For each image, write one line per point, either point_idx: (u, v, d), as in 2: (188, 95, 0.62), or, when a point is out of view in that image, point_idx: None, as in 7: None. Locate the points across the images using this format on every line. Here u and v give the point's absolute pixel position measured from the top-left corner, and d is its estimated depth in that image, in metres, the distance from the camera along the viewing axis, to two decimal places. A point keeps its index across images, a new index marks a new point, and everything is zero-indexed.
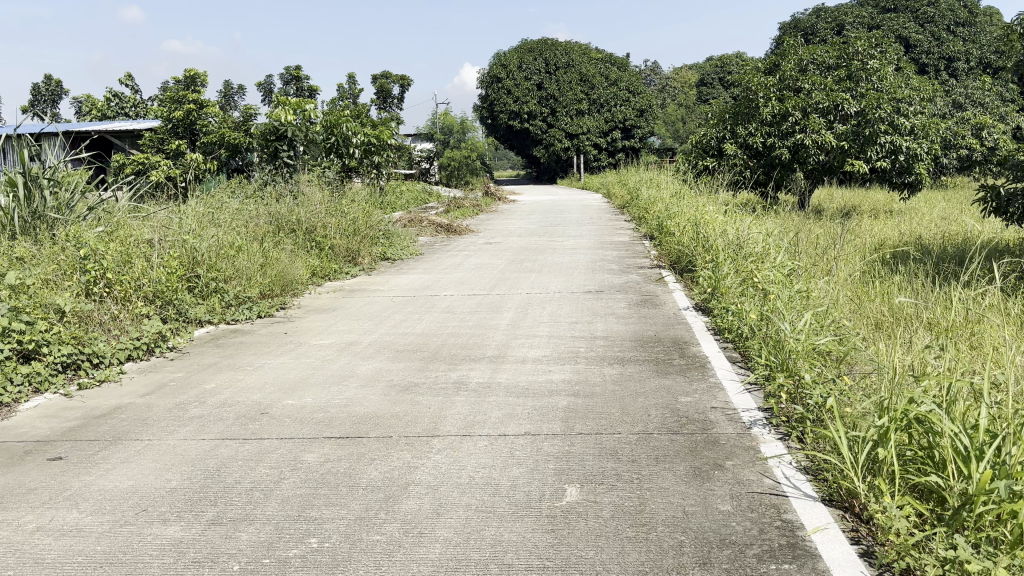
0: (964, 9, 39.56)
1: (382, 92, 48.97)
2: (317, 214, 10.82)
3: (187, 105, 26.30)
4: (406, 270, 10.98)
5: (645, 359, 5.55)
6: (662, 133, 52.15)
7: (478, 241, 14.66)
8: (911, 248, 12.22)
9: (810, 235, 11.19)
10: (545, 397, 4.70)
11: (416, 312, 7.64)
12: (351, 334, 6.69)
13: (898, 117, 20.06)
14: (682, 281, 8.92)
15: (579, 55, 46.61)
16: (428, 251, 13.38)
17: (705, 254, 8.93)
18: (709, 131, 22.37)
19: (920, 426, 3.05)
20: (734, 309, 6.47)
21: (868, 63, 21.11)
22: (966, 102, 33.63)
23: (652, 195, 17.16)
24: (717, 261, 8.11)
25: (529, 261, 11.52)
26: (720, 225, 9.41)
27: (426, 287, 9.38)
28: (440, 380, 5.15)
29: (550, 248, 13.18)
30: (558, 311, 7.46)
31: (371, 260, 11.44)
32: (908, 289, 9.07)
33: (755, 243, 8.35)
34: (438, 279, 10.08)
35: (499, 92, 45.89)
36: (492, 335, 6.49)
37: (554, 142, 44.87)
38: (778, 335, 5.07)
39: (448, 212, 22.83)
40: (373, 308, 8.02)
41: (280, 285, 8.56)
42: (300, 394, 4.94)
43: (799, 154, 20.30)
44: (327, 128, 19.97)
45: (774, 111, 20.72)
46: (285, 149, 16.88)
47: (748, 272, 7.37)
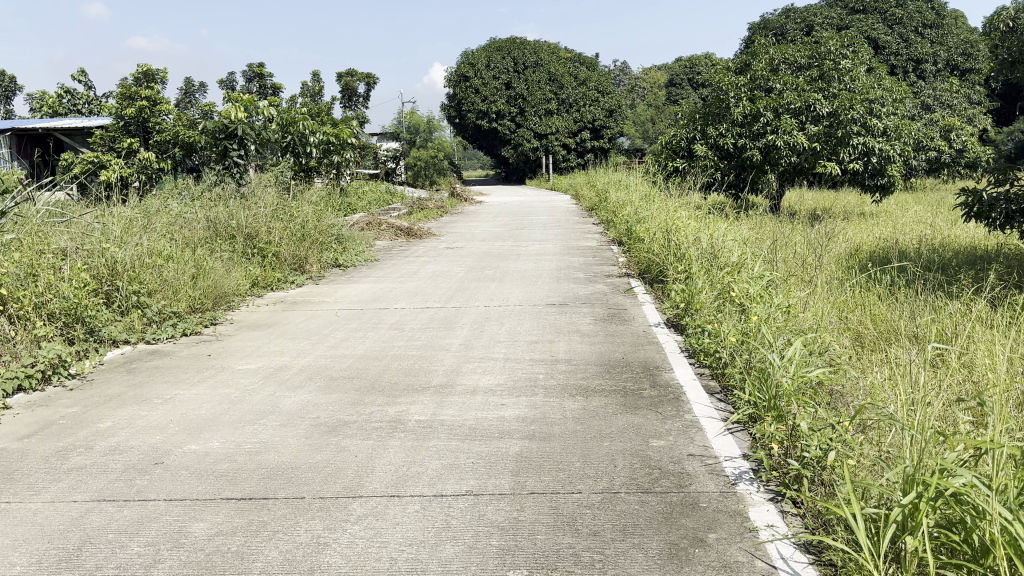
0: (931, 10, 39.49)
1: (348, 90, 48.02)
2: (261, 218, 10.03)
3: (140, 102, 25.26)
4: (357, 279, 10.23)
5: (612, 388, 4.87)
6: (631, 134, 51.72)
7: (439, 246, 13.94)
8: (889, 255, 11.68)
9: (784, 241, 10.63)
10: (494, 441, 4.01)
11: (362, 329, 6.91)
12: (283, 357, 5.95)
13: (871, 118, 19.67)
14: (652, 292, 8.28)
15: (547, 55, 46.01)
16: (384, 256, 12.64)
17: (676, 262, 8.31)
18: (679, 132, 21.84)
19: (958, 507, 2.44)
20: (709, 328, 5.84)
21: (840, 63, 20.69)
22: (935, 104, 33.53)
23: (621, 198, 16.57)
24: (690, 271, 7.49)
25: (490, 269, 10.83)
26: (692, 231, 8.78)
27: (376, 298, 8.65)
28: (373, 419, 4.43)
29: (515, 254, 12.49)
30: (517, 328, 6.77)
31: (319, 267, 10.68)
32: (891, 303, 8.49)
33: (730, 252, 7.74)
34: (390, 289, 9.36)
35: (468, 91, 45.21)
36: (440, 358, 5.79)
37: (522, 142, 44.25)
38: (764, 364, 4.45)
39: (411, 213, 22.05)
40: (315, 324, 7.27)
41: (212, 299, 7.80)
42: (208, 438, 4.20)
43: (770, 155, 19.85)
44: (283, 127, 19.18)
45: (745, 111, 20.22)
46: (235, 148, 16.02)
47: (725, 285, 6.73)
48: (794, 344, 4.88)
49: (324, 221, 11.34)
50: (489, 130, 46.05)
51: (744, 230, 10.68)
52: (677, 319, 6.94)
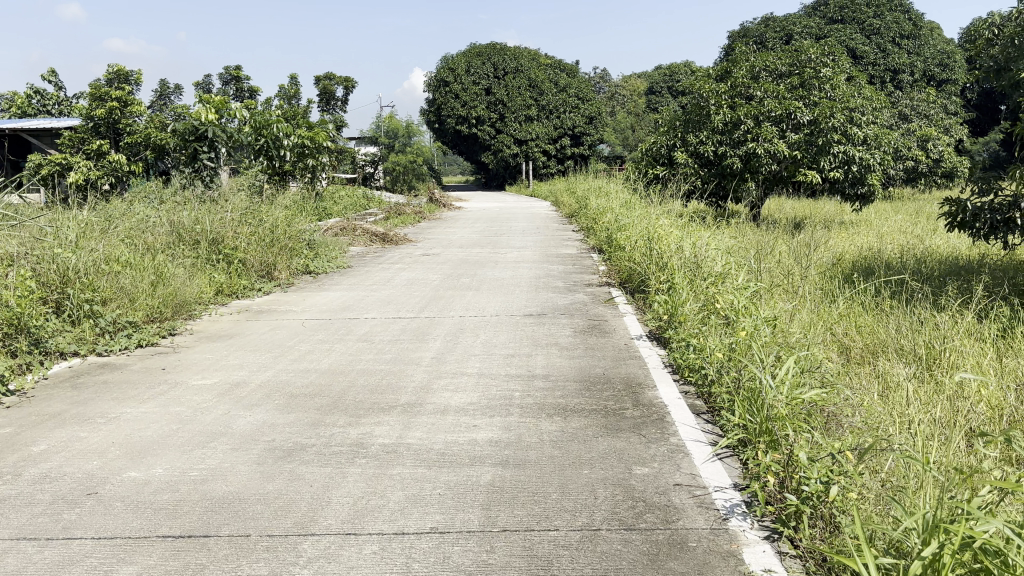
0: (909, 21, 39.65)
1: (326, 94, 47.52)
2: (227, 223, 9.64)
3: (110, 103, 24.68)
4: (328, 287, 9.87)
5: (592, 408, 4.55)
6: (611, 141, 51.54)
7: (415, 252, 13.59)
8: (872, 266, 11.48)
9: (767, 250, 10.38)
10: (463, 467, 3.68)
11: (329, 341, 6.56)
12: (243, 372, 5.59)
13: (851, 126, 19.55)
14: (634, 302, 7.99)
15: (527, 61, 45.80)
16: (357, 263, 12.26)
17: (658, 272, 8.03)
18: (659, 139, 21.65)
19: (988, 559, 2.15)
20: (694, 342, 5.54)
21: (821, 71, 20.57)
22: (913, 114, 33.59)
23: (601, 205, 16.30)
24: (672, 281, 7.21)
25: (466, 277, 10.49)
26: (674, 240, 8.51)
27: (347, 307, 8.30)
28: (333, 442, 4.09)
29: (492, 261, 12.16)
30: (493, 340, 6.44)
31: (289, 273, 10.30)
32: (877, 317, 8.27)
33: (714, 262, 7.46)
34: (361, 297, 9.00)
35: (447, 96, 44.92)
36: (410, 373, 5.45)
37: (502, 148, 43.96)
38: (754, 384, 4.16)
39: (388, 219, 21.68)
40: (279, 335, 6.89)
41: (172, 307, 7.41)
42: (150, 464, 3.84)
43: (751, 163, 19.69)
44: (256, 129, 18.76)
45: (725, 119, 20.07)
46: (205, 150, 15.51)
47: (709, 296, 6.45)
48: (785, 361, 4.59)
49: (294, 226, 10.96)
50: (469, 135, 45.73)
51: (726, 239, 10.43)
52: (660, 331, 6.65)
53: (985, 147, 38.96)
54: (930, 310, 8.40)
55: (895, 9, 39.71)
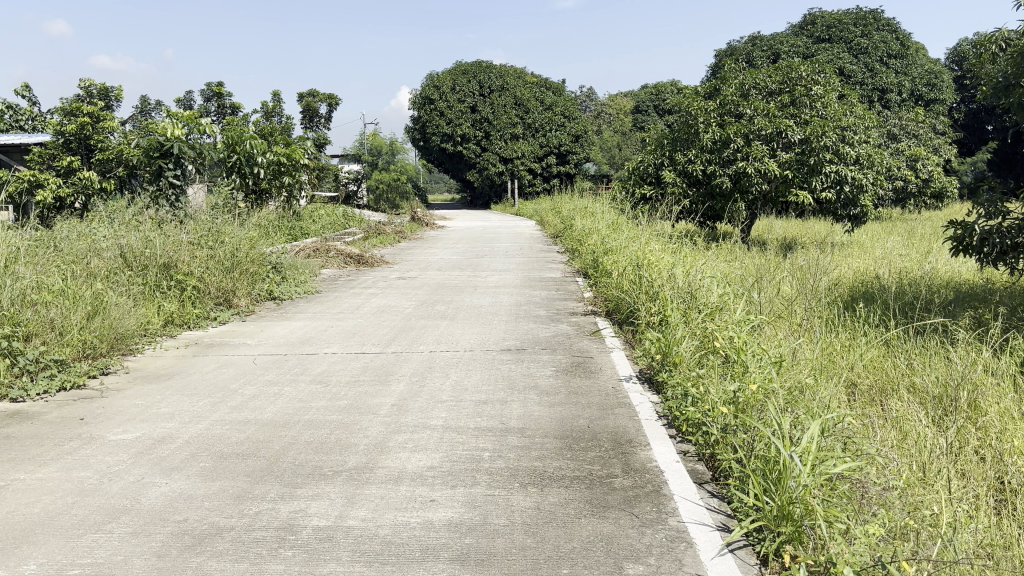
0: (896, 40, 39.46)
1: (309, 111, 46.89)
2: (180, 247, 8.89)
3: (81, 118, 23.91)
4: (291, 315, 9.10)
5: (575, 475, 3.83)
6: (597, 159, 51.04)
7: (391, 275, 12.86)
8: (872, 294, 10.85)
9: (761, 276, 9.72)
10: (413, 565, 2.95)
11: (279, 383, 5.82)
12: (173, 424, 4.82)
13: (843, 145, 19.03)
14: (621, 335, 7.31)
15: (513, 79, 45.33)
16: (327, 288, 11.52)
17: (648, 302, 7.33)
18: (647, 158, 21.10)
19: None
20: (692, 387, 4.85)
21: (812, 89, 20.07)
22: (901, 133, 33.23)
23: (586, 226, 15.66)
24: (666, 314, 6.52)
25: (442, 303, 9.78)
26: (665, 266, 7.84)
27: (308, 339, 7.55)
28: (257, 525, 3.34)
29: (471, 286, 11.45)
30: (464, 382, 5.72)
31: (249, 300, 9.53)
32: (885, 354, 7.64)
33: (710, 292, 6.79)
34: (325, 328, 8.25)
35: (432, 114, 44.35)
36: (364, 426, 4.71)
37: (488, 166, 43.36)
38: (772, 451, 3.48)
39: (368, 239, 20.96)
40: (225, 375, 6.12)
41: (109, 342, 6.61)
42: (23, 559, 3.07)
43: (741, 182, 19.14)
44: (229, 145, 18.17)
45: (715, 137, 19.52)
46: (170, 167, 14.64)
47: (708, 333, 5.78)
48: (800, 420, 3.92)
49: (257, 248, 10.22)
50: (454, 153, 45.14)
51: (717, 263, 9.76)
52: (651, 371, 5.96)
53: (972, 167, 38.78)
54: (942, 346, 7.77)
55: (881, 28, 39.54)
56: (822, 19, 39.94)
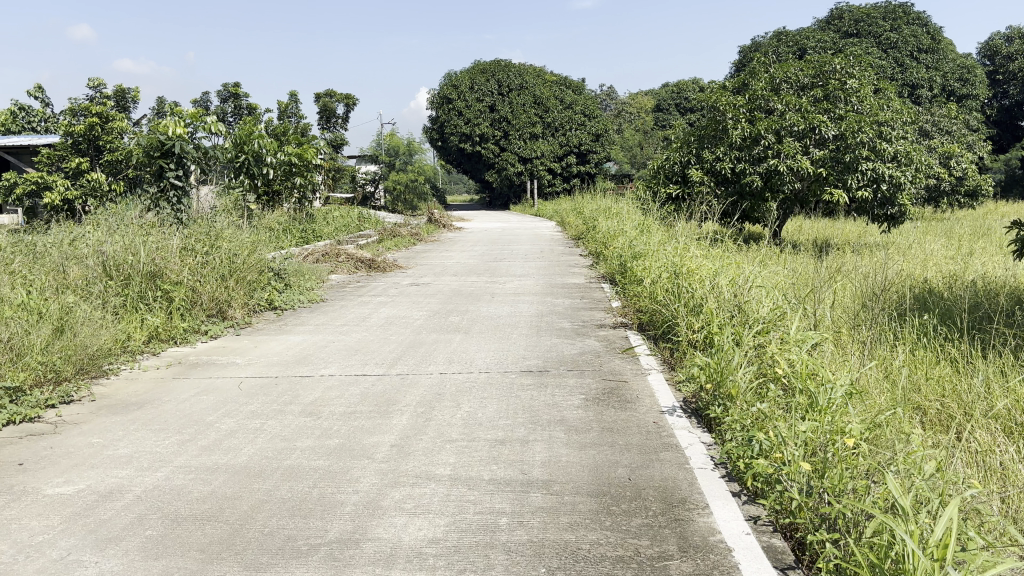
0: (927, 35, 38.26)
1: (326, 112, 46.26)
2: (168, 254, 8.10)
3: (90, 118, 23.24)
4: (289, 328, 8.29)
5: (617, 556, 2.98)
6: (617, 158, 50.05)
7: (402, 281, 12.04)
8: (925, 302, 9.90)
9: (804, 282, 8.83)
10: None
11: (263, 415, 5.00)
12: (125, 471, 4.01)
13: (880, 142, 18.04)
14: (658, 353, 6.43)
15: (533, 77, 44.41)
16: (333, 296, 10.72)
17: (689, 316, 6.46)
18: (672, 156, 20.16)
19: None
20: (757, 430, 3.99)
21: (847, 82, 19.03)
22: (935, 129, 32.02)
23: (610, 228, 14.76)
24: (714, 333, 5.66)
25: (456, 313, 8.94)
26: (706, 274, 6.99)
27: (307, 357, 6.74)
28: None
29: (488, 293, 10.61)
30: (478, 414, 4.87)
31: (245, 311, 8.74)
32: (955, 372, 6.73)
33: (761, 306, 5.94)
34: (326, 344, 7.43)
35: (450, 113, 43.58)
36: (356, 478, 3.87)
37: (506, 166, 42.54)
38: (889, 538, 2.64)
39: (382, 241, 20.20)
40: (204, 405, 5.31)
41: (75, 365, 5.82)
42: None
43: (772, 180, 18.16)
44: (237, 145, 17.67)
45: (744, 133, 18.55)
46: (172, 168, 13.59)
47: (767, 359, 4.93)
48: (911, 485, 3.05)
49: (256, 253, 9.43)
50: (473, 153, 44.33)
51: (756, 266, 8.87)
52: (698, 400, 5.11)
53: (1006, 165, 37.47)
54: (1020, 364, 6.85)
55: (910, 23, 38.37)
56: (850, 13, 38.73)
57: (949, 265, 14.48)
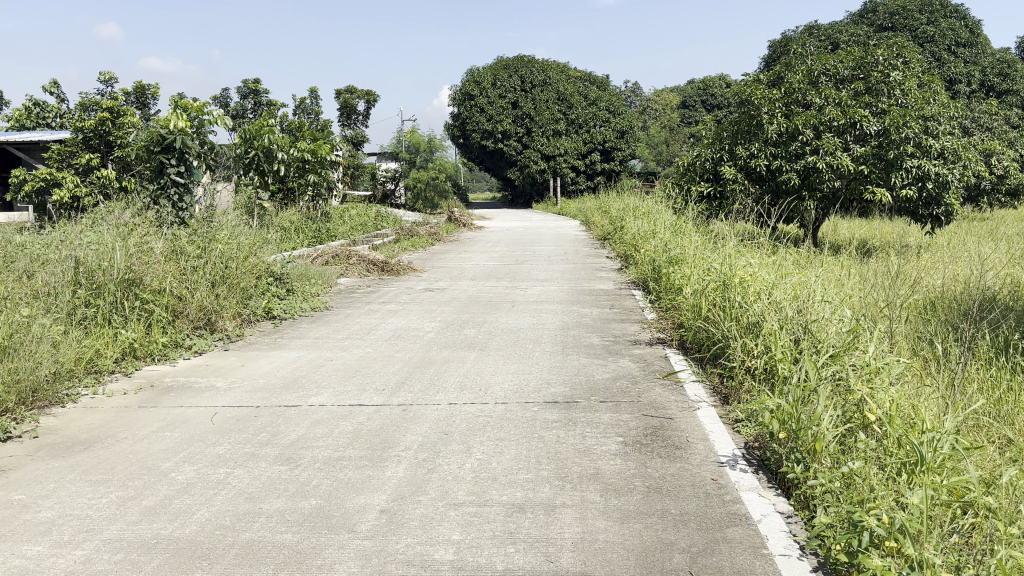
0: (965, 28, 36.85)
1: (346, 108, 45.58)
2: (149, 259, 7.24)
3: (101, 113, 22.58)
4: (284, 341, 7.43)
5: None
6: (642, 156, 48.85)
7: (415, 287, 11.14)
8: (993, 314, 8.82)
9: (861, 289, 7.84)
10: None
11: (230, 463, 4.10)
12: (36, 548, 3.12)
13: (926, 137, 16.85)
14: (708, 379, 5.47)
15: (557, 73, 43.39)
16: (339, 303, 9.83)
17: (744, 337, 5.50)
18: (703, 152, 19.04)
19: None
20: (861, 508, 3.04)
21: (890, 74, 17.87)
22: (977, 125, 30.54)
23: (640, 228, 13.76)
24: (780, 363, 4.70)
25: (471, 325, 8.01)
26: (761, 285, 6.01)
27: (298, 380, 5.85)
28: None
29: (508, 300, 9.66)
30: (491, 465, 3.93)
31: (237, 322, 7.90)
32: None
33: (835, 328, 4.95)
34: (321, 362, 6.54)
35: (472, 110, 42.72)
36: (331, 565, 2.95)
37: (529, 163, 41.59)
38: None
39: (398, 242, 19.33)
40: (162, 444, 4.42)
41: (20, 393, 4.96)
42: None
43: (810, 178, 17.03)
44: (246, 140, 16.85)
45: (780, 129, 17.46)
46: (172, 164, 12.73)
47: (857, 403, 3.96)
48: None
49: (251, 256, 8.57)
50: (494, 150, 43.50)
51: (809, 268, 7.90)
52: (764, 448, 4.16)
53: None
54: None
55: (947, 16, 36.96)
56: (884, 7, 37.38)
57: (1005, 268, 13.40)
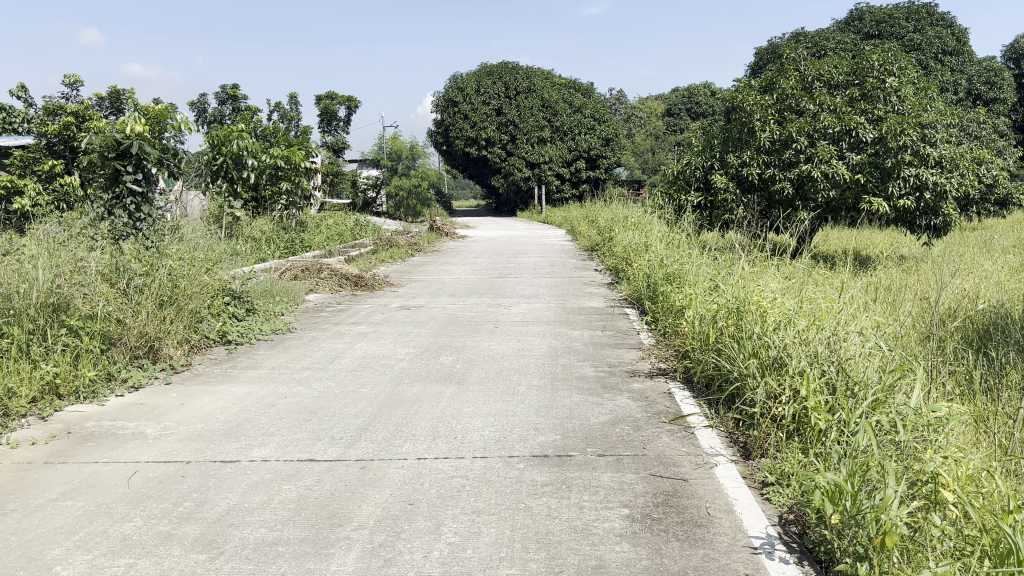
0: (951, 36, 36.44)
1: (327, 114, 44.60)
2: (79, 282, 6.36)
3: (65, 117, 21.58)
4: (236, 372, 6.56)
5: None
6: (627, 164, 48.17)
7: (390, 304, 10.28)
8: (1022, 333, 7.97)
9: (880, 307, 7.01)
10: None
11: (135, 550, 3.24)
12: None
13: (924, 145, 15.96)
14: (723, 425, 4.65)
15: (541, 80, 42.64)
16: (304, 323, 8.95)
17: (765, 375, 4.69)
18: (693, 160, 18.30)
19: None
20: None
21: (886, 80, 17.11)
22: (971, 133, 30.01)
23: (631, 240, 12.95)
24: (818, 415, 3.90)
25: (449, 352, 7.15)
26: (781, 313, 5.20)
27: (241, 425, 4.98)
28: None
29: (490, 321, 8.82)
30: (465, 555, 3.10)
31: (184, 350, 7.01)
32: None
33: (879, 373, 4.15)
34: (273, 399, 5.68)
35: (455, 116, 41.91)
36: None
37: (513, 171, 40.84)
38: None
39: (376, 253, 18.46)
40: (56, 520, 3.55)
41: None
42: None
43: (804, 188, 16.30)
44: (214, 147, 16.14)
45: (774, 136, 16.70)
46: (128, 171, 11.81)
47: (927, 478, 3.14)
48: None
49: (203, 274, 7.70)
50: (478, 158, 42.75)
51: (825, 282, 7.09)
52: (804, 525, 3.35)
53: None
54: None
55: (933, 24, 36.57)
56: (871, 14, 36.99)
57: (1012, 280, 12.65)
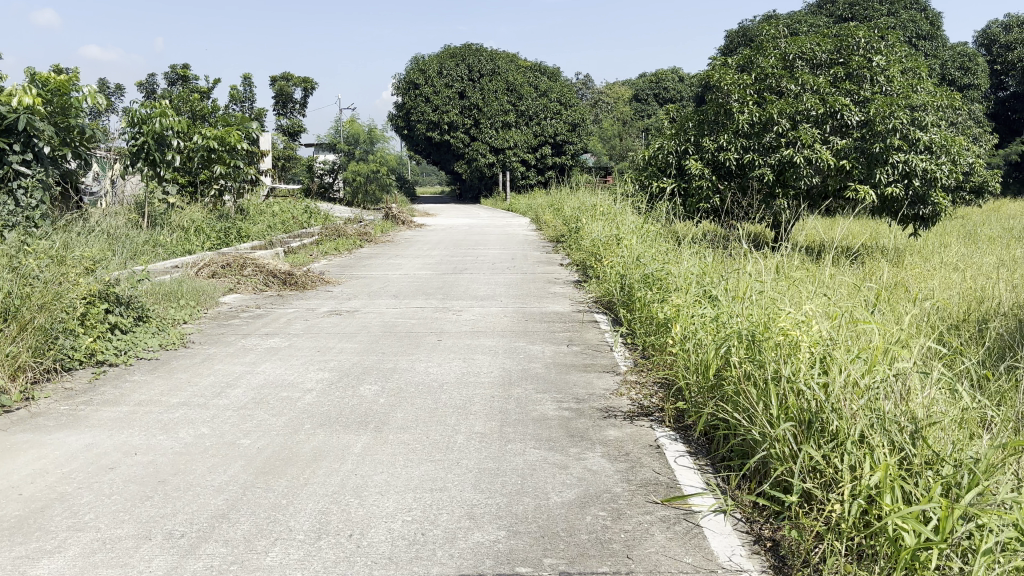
0: (925, 20, 35.33)
1: (282, 96, 42.50)
2: None
3: None
4: (89, 411, 4.97)
5: None
6: (594, 151, 46.78)
7: (319, 308, 8.68)
8: None
9: (909, 315, 5.54)
10: None
11: None
12: None
13: (913, 128, 14.49)
14: (744, 516, 3.24)
15: (505, 62, 40.94)
16: (206, 334, 7.35)
17: (801, 440, 3.29)
18: (666, 145, 16.85)
19: None
20: None
21: (873, 59, 15.66)
22: (948, 122, 29.04)
23: (600, 232, 11.45)
24: (907, 527, 2.52)
25: (373, 378, 5.62)
26: (813, 345, 3.74)
27: (46, 510, 3.43)
28: None
29: (432, 333, 7.28)
30: None
31: (28, 378, 5.40)
32: None
33: (990, 460, 2.76)
34: (113, 459, 4.09)
35: (417, 99, 40.12)
36: None
37: (477, 156, 39.29)
38: None
39: (321, 244, 16.79)
40: None
41: None
42: None
43: (785, 174, 14.90)
44: (134, 124, 14.28)
45: (752, 118, 15.27)
46: (14, 150, 10.02)
47: None
48: None
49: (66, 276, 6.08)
50: (441, 142, 41.03)
51: (840, 282, 5.67)
52: None
53: (1006, 160, 34.72)
54: None
55: (907, 7, 35.45)
56: None
57: (1010, 268, 11.44)
